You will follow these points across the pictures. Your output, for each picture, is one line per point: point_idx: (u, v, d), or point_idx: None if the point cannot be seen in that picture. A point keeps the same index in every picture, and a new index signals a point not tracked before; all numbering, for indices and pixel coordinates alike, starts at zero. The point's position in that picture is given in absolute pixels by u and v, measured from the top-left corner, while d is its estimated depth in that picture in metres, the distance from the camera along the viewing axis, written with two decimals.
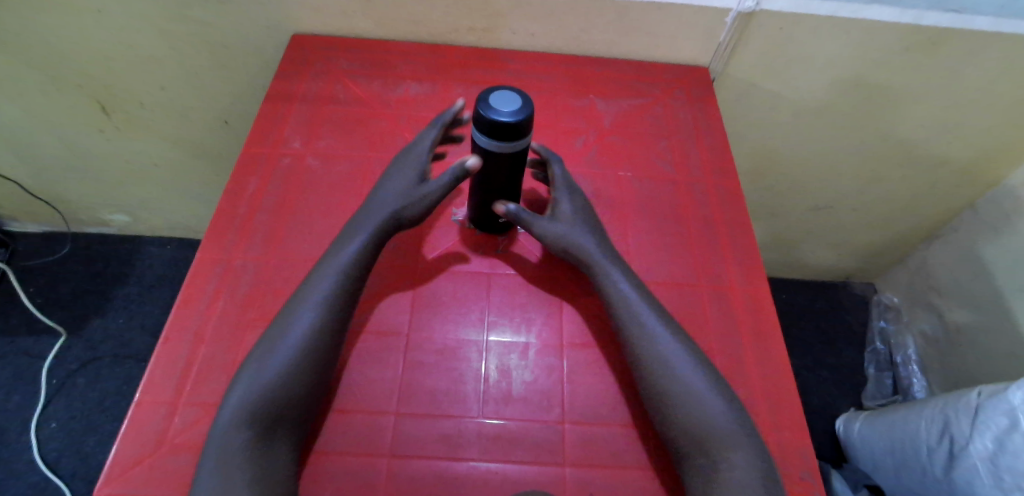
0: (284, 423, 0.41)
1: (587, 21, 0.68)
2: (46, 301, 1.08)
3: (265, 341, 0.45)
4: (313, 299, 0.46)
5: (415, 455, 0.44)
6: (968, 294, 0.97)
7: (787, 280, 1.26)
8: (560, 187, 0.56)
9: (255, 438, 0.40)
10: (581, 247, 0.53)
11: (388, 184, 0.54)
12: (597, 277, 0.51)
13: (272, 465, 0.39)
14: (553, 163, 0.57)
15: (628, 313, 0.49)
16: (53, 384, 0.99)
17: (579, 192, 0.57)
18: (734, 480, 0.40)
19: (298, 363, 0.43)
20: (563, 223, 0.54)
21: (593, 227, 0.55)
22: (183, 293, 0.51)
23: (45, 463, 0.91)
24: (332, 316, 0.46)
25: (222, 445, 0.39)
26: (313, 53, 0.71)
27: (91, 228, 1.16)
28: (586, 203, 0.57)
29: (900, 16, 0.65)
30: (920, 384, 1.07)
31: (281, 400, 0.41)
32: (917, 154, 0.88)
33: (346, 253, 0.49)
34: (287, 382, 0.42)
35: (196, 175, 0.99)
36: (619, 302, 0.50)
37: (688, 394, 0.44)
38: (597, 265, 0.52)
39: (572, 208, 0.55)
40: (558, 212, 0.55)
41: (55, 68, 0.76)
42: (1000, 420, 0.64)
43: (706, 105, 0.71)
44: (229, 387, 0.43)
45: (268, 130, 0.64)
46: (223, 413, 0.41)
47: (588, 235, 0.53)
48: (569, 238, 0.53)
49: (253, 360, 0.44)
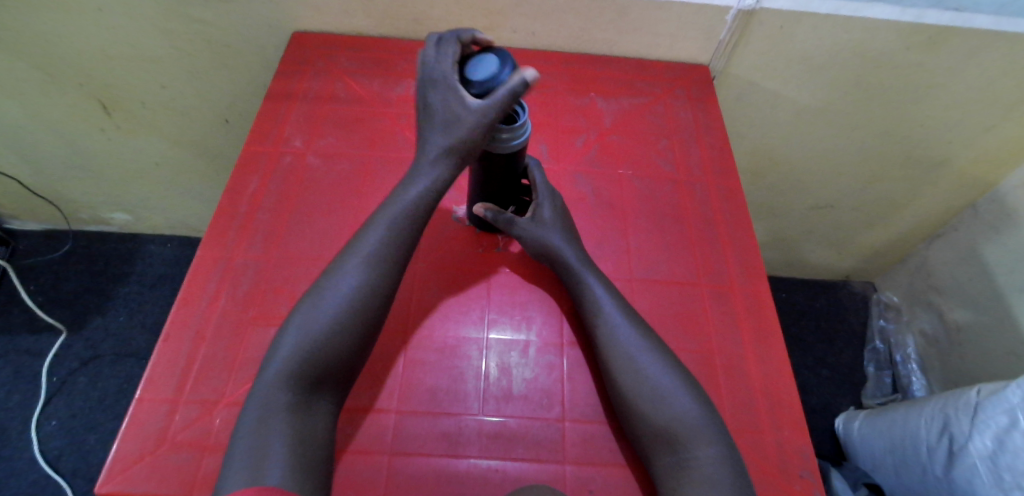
0: (328, 379, 0.42)
1: (587, 20, 0.68)
2: (46, 300, 1.08)
3: (311, 296, 0.45)
4: (362, 251, 0.46)
5: (414, 453, 0.44)
6: (968, 293, 0.97)
7: (788, 280, 1.26)
8: (540, 192, 0.56)
9: (300, 397, 0.40)
10: (557, 250, 0.53)
11: (434, 127, 0.46)
12: (573, 282, 0.52)
13: (314, 426, 0.40)
14: (533, 169, 0.56)
15: (597, 317, 0.49)
16: (55, 381, 0.99)
17: (561, 197, 0.57)
18: (702, 477, 0.40)
19: (350, 316, 0.43)
20: (541, 227, 0.53)
21: (571, 233, 0.55)
22: (184, 291, 0.51)
23: (46, 461, 0.91)
24: (384, 270, 0.45)
25: (264, 404, 0.40)
26: (313, 52, 0.71)
27: (91, 226, 1.16)
28: (564, 209, 0.56)
29: (900, 15, 0.65)
30: (920, 383, 1.07)
31: (330, 357, 0.42)
32: (916, 154, 0.88)
33: (404, 200, 0.47)
34: (335, 337, 0.42)
35: (196, 174, 1.00)
36: (590, 306, 0.50)
37: (658, 396, 0.44)
38: (570, 269, 0.52)
39: (549, 214, 0.55)
40: (536, 216, 0.54)
41: (56, 67, 0.76)
42: (1000, 419, 0.65)
43: (706, 104, 0.71)
44: (275, 344, 0.43)
45: (268, 128, 0.64)
46: (268, 369, 0.42)
47: (565, 241, 0.53)
48: (545, 242, 0.53)
49: (300, 313, 0.44)
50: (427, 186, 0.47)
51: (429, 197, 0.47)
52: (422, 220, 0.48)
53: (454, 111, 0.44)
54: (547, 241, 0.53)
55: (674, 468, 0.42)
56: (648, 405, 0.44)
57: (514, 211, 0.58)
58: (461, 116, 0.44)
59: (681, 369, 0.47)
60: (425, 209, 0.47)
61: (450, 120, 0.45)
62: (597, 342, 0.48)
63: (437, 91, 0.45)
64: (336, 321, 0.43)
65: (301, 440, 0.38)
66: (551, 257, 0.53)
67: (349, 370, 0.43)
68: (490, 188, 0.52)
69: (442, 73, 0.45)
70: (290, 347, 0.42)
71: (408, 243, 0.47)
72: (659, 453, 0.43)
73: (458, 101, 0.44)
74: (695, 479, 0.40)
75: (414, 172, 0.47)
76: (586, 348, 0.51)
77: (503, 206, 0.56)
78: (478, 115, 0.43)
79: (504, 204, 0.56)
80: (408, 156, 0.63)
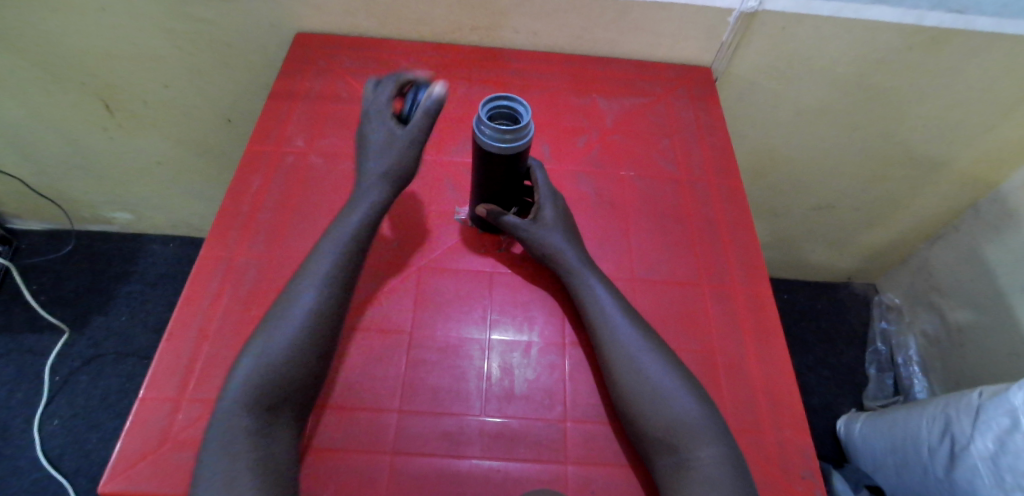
0: (289, 401, 0.41)
1: (589, 20, 0.68)
2: (49, 299, 1.08)
3: (266, 321, 0.44)
4: (316, 275, 0.46)
5: (415, 452, 0.44)
6: (969, 294, 0.97)
7: (789, 281, 1.26)
8: (543, 193, 0.56)
9: (260, 421, 0.40)
10: (558, 252, 0.53)
11: (370, 150, 0.52)
12: (574, 283, 0.52)
13: (277, 449, 0.39)
14: (536, 169, 0.56)
15: (599, 319, 0.49)
16: (57, 380, 1.00)
17: (563, 198, 0.57)
18: (701, 476, 0.40)
19: (306, 338, 0.43)
20: (541, 228, 0.53)
21: (572, 234, 0.55)
22: (187, 289, 0.51)
23: (47, 460, 0.91)
24: (337, 295, 0.46)
25: (224, 432, 0.39)
26: (316, 51, 0.71)
27: (94, 226, 1.16)
28: (567, 210, 0.56)
29: (902, 16, 0.65)
30: (921, 384, 1.07)
31: (290, 379, 0.41)
32: (918, 155, 0.88)
33: (351, 221, 0.49)
34: (293, 359, 0.42)
35: (198, 174, 1.00)
36: (590, 309, 0.50)
37: (658, 397, 0.44)
38: (571, 271, 0.52)
39: (551, 215, 0.55)
40: (537, 219, 0.54)
41: (58, 66, 0.76)
42: (1001, 420, 0.65)
43: (708, 104, 0.71)
44: (231, 371, 0.42)
45: (271, 128, 0.64)
46: (227, 392, 0.41)
47: (565, 241, 0.53)
48: (546, 244, 0.53)
49: (257, 338, 0.43)
50: (366, 209, 0.50)
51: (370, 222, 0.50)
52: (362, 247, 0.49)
53: (388, 137, 0.52)
54: (548, 242, 0.53)
55: (674, 468, 0.42)
56: (649, 405, 0.44)
57: (517, 212, 0.58)
58: (393, 139, 0.52)
59: (683, 369, 0.47)
60: (364, 236, 0.49)
61: (384, 145, 0.52)
62: (598, 343, 0.48)
63: (371, 122, 0.53)
64: (292, 344, 0.42)
65: (266, 463, 0.38)
66: (552, 259, 0.53)
67: (309, 393, 0.43)
68: (492, 190, 0.52)
69: (376, 107, 0.54)
70: (248, 371, 0.41)
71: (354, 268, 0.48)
72: (660, 453, 0.43)
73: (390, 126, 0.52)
74: (696, 479, 0.40)
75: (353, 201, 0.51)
76: (586, 348, 0.52)
77: (506, 209, 0.56)
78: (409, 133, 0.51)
79: (507, 206, 0.56)
80: None
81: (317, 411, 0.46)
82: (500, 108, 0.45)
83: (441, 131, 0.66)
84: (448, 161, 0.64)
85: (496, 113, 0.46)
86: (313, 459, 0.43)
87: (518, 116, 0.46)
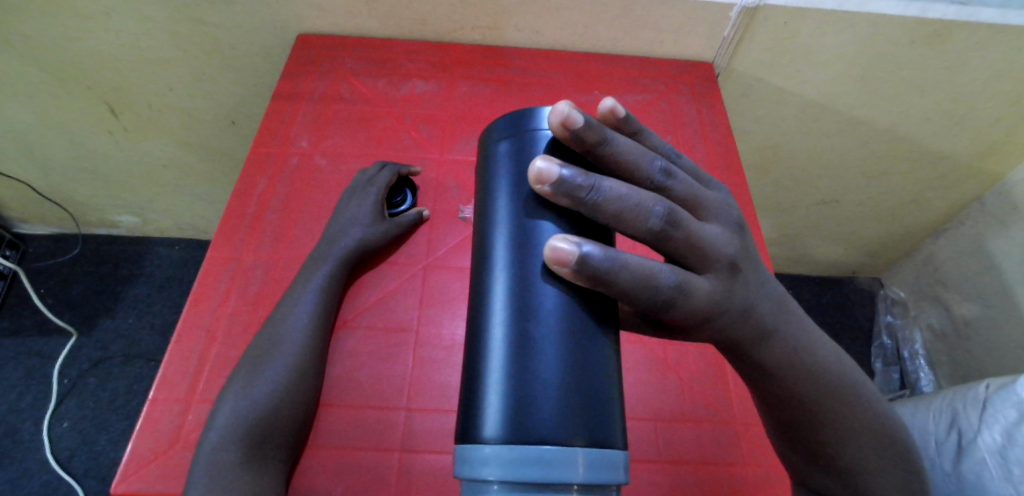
0: (276, 435, 0.41)
1: (591, 17, 0.69)
2: (57, 302, 1.09)
3: (249, 359, 0.44)
4: (295, 318, 0.47)
5: (424, 450, 0.45)
6: (975, 288, 0.97)
7: (794, 277, 1.26)
8: (714, 266, 0.29)
9: (247, 452, 0.39)
10: (759, 319, 0.32)
11: (342, 216, 0.54)
12: (758, 352, 0.33)
13: (266, 479, 0.38)
14: (707, 217, 0.31)
15: (822, 396, 0.34)
16: (65, 383, 1.00)
17: (751, 238, 0.33)
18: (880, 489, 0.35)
19: (289, 376, 0.43)
20: (719, 326, 0.31)
21: (753, 311, 0.32)
22: (195, 291, 0.51)
23: (57, 462, 0.92)
24: (313, 338, 0.46)
25: (211, 465, 0.38)
26: (319, 52, 0.71)
27: (100, 229, 1.17)
28: (750, 268, 0.31)
29: (905, 9, 0.66)
30: (927, 378, 1.06)
31: (275, 415, 0.41)
32: (922, 151, 0.88)
33: (315, 280, 0.49)
34: (277, 395, 0.42)
35: (204, 176, 1.00)
36: (809, 390, 0.34)
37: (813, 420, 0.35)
38: (773, 335, 0.33)
39: (732, 301, 0.30)
40: (709, 320, 0.30)
41: (63, 72, 0.77)
42: (1009, 413, 0.65)
43: (711, 100, 0.71)
44: (215, 410, 0.42)
45: (276, 129, 0.64)
46: (211, 432, 0.40)
47: (758, 311, 0.32)
48: (743, 321, 0.31)
49: (237, 380, 0.43)
50: (328, 273, 0.50)
51: (337, 276, 0.50)
52: (334, 298, 0.50)
53: (365, 219, 0.54)
54: (741, 312, 0.31)
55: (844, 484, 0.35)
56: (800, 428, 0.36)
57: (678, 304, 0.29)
58: (370, 222, 0.54)
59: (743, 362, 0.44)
60: (336, 291, 0.50)
61: (357, 217, 0.54)
62: (826, 421, 0.34)
63: (361, 196, 0.56)
64: (274, 385, 0.42)
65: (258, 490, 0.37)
66: (742, 332, 0.32)
67: (297, 432, 0.42)
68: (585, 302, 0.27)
69: (376, 185, 0.57)
70: (231, 411, 0.41)
71: (332, 308, 0.49)
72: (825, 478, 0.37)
73: (373, 209, 0.55)
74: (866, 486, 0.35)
75: (317, 265, 0.50)
76: (776, 432, 0.38)
77: (609, 288, 0.26)
78: (383, 226, 0.54)
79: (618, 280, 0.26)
80: (414, 156, 0.63)
81: (327, 410, 0.46)
82: (574, 132, 0.27)
83: (444, 130, 0.66)
84: (451, 160, 0.63)
85: (552, 198, 0.27)
86: (323, 457, 0.44)
87: (640, 228, 0.27)
